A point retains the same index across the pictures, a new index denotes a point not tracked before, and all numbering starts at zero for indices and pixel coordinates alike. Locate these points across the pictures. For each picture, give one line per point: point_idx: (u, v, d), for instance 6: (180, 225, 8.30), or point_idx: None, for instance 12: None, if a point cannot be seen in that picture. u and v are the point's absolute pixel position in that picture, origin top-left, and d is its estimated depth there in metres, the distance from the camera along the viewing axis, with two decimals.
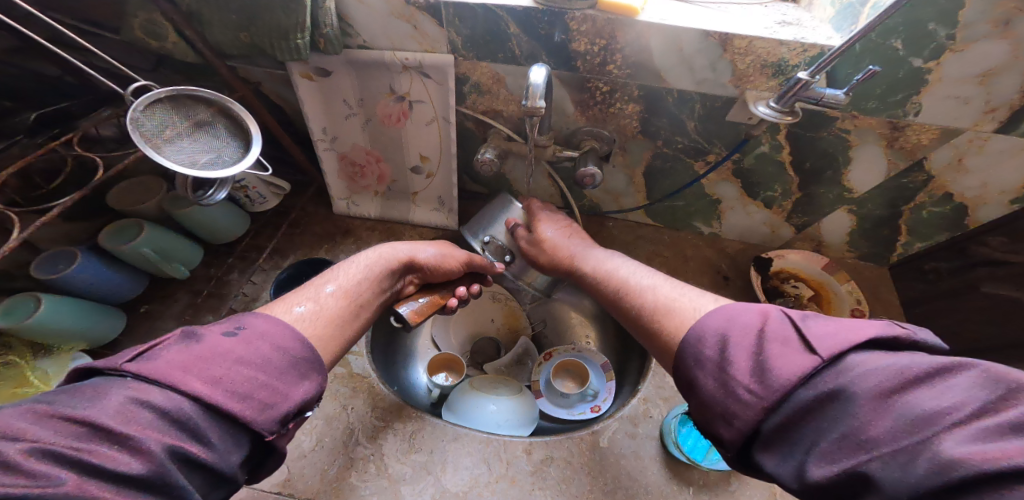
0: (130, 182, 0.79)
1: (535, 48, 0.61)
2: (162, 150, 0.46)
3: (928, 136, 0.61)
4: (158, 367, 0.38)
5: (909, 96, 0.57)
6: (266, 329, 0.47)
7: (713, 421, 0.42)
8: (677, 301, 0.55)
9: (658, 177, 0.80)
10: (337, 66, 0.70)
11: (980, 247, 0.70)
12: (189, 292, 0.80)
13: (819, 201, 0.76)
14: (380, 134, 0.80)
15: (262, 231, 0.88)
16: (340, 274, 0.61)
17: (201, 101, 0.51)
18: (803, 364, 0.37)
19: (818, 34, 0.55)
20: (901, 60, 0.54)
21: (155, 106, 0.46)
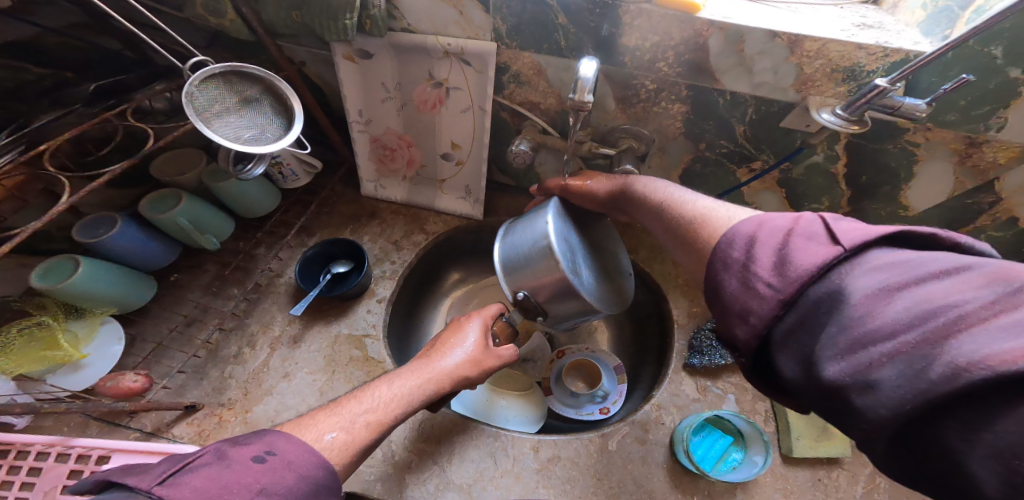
0: (173, 153, 0.80)
1: (582, 40, 0.59)
2: (212, 124, 0.46)
3: (1005, 155, 0.57)
4: (186, 491, 0.34)
5: (995, 109, 0.53)
6: (293, 453, 0.42)
7: (728, 323, 0.40)
8: (714, 212, 0.51)
9: (696, 181, 0.77)
10: (378, 49, 0.69)
11: None
12: (216, 264, 0.82)
13: (868, 218, 0.72)
14: (415, 119, 0.79)
15: (291, 208, 0.89)
16: (373, 397, 0.53)
17: (249, 77, 0.51)
18: (826, 254, 0.35)
19: (904, 39, 0.51)
20: (999, 69, 0.50)
21: (205, 81, 0.46)
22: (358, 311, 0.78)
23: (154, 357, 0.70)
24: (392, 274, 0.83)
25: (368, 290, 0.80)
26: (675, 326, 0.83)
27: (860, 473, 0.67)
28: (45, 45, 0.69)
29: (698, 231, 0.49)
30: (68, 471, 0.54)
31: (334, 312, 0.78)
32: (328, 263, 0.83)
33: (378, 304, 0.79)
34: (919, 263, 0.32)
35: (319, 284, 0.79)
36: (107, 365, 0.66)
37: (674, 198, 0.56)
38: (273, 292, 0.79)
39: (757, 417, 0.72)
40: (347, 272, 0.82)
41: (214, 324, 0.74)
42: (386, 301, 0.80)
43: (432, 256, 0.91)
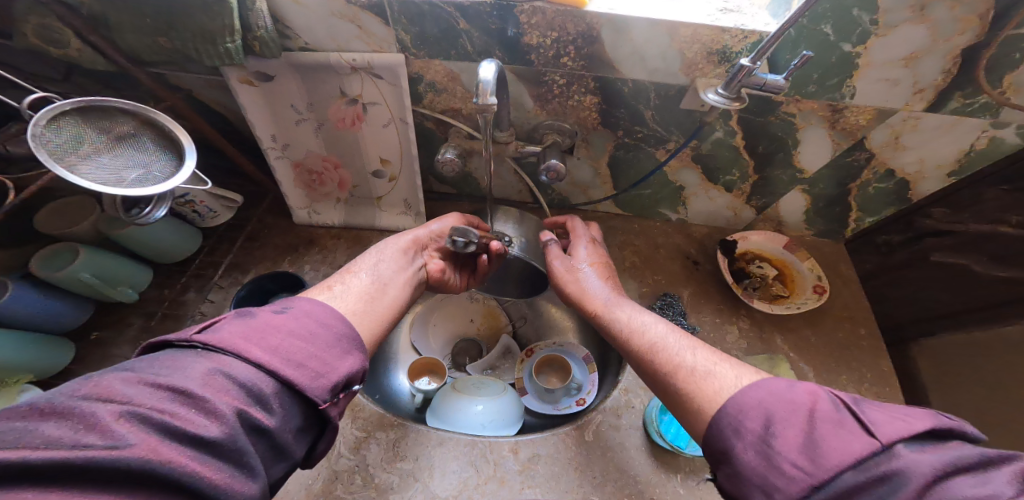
0: (63, 203, 0.73)
1: (487, 43, 0.60)
2: (77, 168, 0.42)
3: (864, 117, 0.64)
4: (223, 338, 0.38)
5: (842, 81, 0.59)
6: (309, 307, 0.46)
7: (746, 496, 0.36)
8: (716, 365, 0.46)
9: (622, 167, 0.80)
10: (279, 70, 0.66)
11: (924, 219, 0.78)
12: (141, 316, 0.75)
13: (774, 183, 0.78)
14: (336, 138, 0.77)
15: (217, 247, 0.84)
16: (362, 259, 0.61)
17: (122, 113, 0.48)
18: (860, 446, 0.33)
19: (757, 21, 0.56)
20: (834, 45, 0.56)
21: (56, 121, 0.42)
22: None
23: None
24: None
25: None
26: None
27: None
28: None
29: (691, 386, 0.45)
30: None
31: None
32: (268, 299, 0.78)
33: None
34: (949, 458, 0.31)
35: None
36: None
37: (665, 340, 0.52)
38: None
39: None
40: None
41: None
42: None
43: None
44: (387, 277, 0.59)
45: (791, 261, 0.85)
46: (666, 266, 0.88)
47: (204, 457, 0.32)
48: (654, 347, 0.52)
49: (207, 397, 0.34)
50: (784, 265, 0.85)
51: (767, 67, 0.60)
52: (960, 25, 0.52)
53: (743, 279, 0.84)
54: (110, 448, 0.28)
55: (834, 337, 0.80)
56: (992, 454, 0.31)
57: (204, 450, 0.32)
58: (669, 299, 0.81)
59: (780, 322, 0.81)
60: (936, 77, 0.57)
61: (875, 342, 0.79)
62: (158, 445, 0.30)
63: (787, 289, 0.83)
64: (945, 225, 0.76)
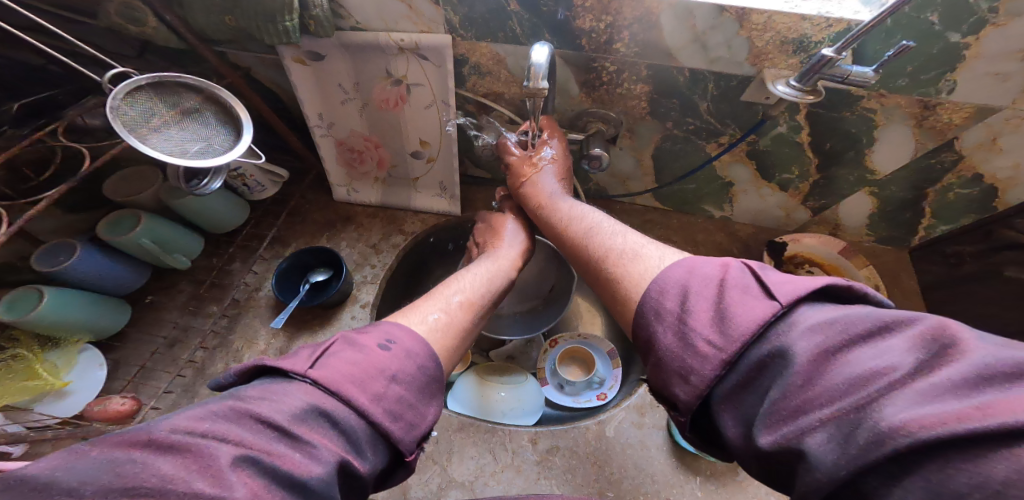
0: (128, 171, 0.77)
1: (537, 25, 0.58)
2: (148, 139, 0.44)
3: (960, 115, 0.57)
4: (331, 375, 0.37)
5: (943, 74, 0.53)
6: (410, 345, 0.44)
7: (668, 382, 0.37)
8: (643, 249, 0.49)
9: (668, 159, 0.77)
10: (329, 49, 0.66)
11: (1006, 231, 0.68)
12: (191, 283, 0.80)
13: (838, 184, 0.73)
14: (378, 118, 0.77)
15: (262, 220, 0.87)
16: (461, 282, 0.60)
17: (185, 88, 0.49)
18: (761, 313, 0.33)
19: (846, 8, 0.51)
20: (939, 35, 0.50)
21: (133, 94, 0.44)
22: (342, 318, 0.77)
23: (141, 378, 0.69)
24: (373, 278, 0.82)
25: (350, 297, 0.79)
26: None
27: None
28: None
29: (621, 266, 0.48)
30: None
31: (320, 320, 0.77)
32: (307, 274, 0.82)
33: (360, 309, 0.78)
34: (850, 321, 0.30)
35: (299, 294, 0.77)
36: (92, 390, 0.65)
37: (603, 230, 0.56)
38: (253, 306, 0.78)
39: None
40: (327, 279, 0.80)
41: (197, 342, 0.73)
42: (369, 305, 0.79)
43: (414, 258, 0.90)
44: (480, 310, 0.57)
45: (845, 266, 0.78)
46: None
47: None
48: (593, 236, 0.56)
49: (306, 440, 0.32)
50: (836, 270, 0.79)
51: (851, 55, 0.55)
52: None
53: None
54: (219, 499, 0.26)
55: None
56: (894, 315, 0.29)
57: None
58: None
59: None
60: None
61: None
62: (263, 496, 0.28)
63: None
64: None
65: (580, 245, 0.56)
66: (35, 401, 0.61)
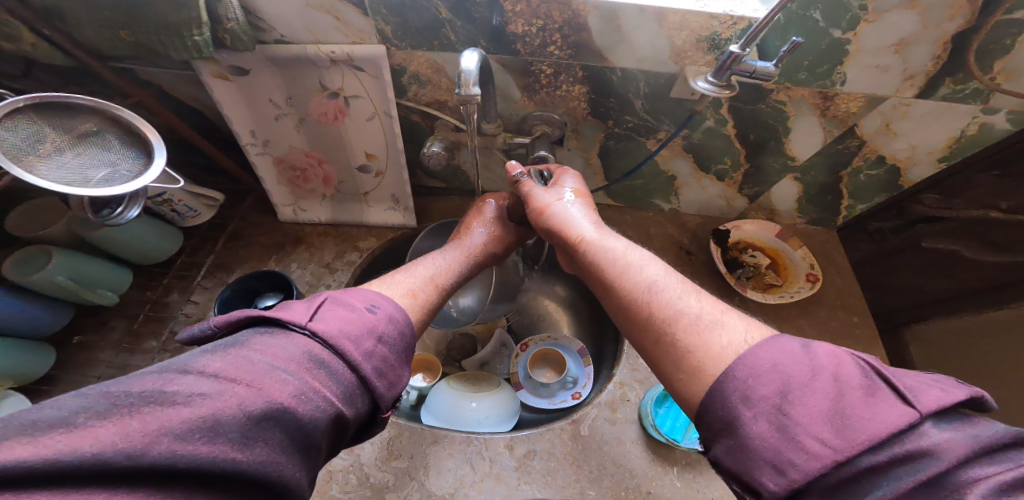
0: (36, 203, 0.71)
1: (470, 32, 0.58)
2: (36, 169, 0.41)
3: (856, 105, 0.63)
4: (330, 331, 0.37)
5: (834, 67, 0.58)
6: (394, 312, 0.44)
7: (751, 467, 0.31)
8: (723, 316, 0.40)
9: (613, 157, 0.79)
10: (254, 64, 0.64)
11: (916, 205, 0.78)
12: (125, 319, 0.74)
13: (766, 172, 0.78)
14: (319, 133, 0.75)
15: (201, 247, 0.82)
16: (426, 262, 0.59)
17: (81, 112, 0.46)
18: (890, 419, 0.28)
19: (747, 6, 0.54)
20: (823, 32, 0.55)
21: (10, 119, 0.40)
22: None
23: None
24: None
25: None
26: None
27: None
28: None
29: (695, 338, 0.38)
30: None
31: None
32: (256, 300, 0.77)
33: None
34: (975, 435, 0.27)
35: None
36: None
37: (658, 282, 0.46)
38: None
39: None
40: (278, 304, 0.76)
41: None
42: None
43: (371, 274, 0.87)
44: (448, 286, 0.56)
45: (785, 250, 0.85)
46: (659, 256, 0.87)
47: (291, 452, 0.31)
48: (649, 289, 0.45)
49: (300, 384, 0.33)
50: (778, 254, 0.85)
51: (756, 53, 0.59)
52: (949, 11, 0.51)
53: (736, 268, 0.84)
54: (221, 443, 0.27)
55: (827, 325, 0.80)
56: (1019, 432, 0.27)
57: (294, 442, 0.31)
58: None
59: (773, 311, 0.81)
60: (926, 64, 0.56)
61: (868, 330, 0.80)
62: (260, 437, 0.29)
63: (780, 278, 0.83)
64: (935, 211, 0.76)
65: (629, 300, 0.46)
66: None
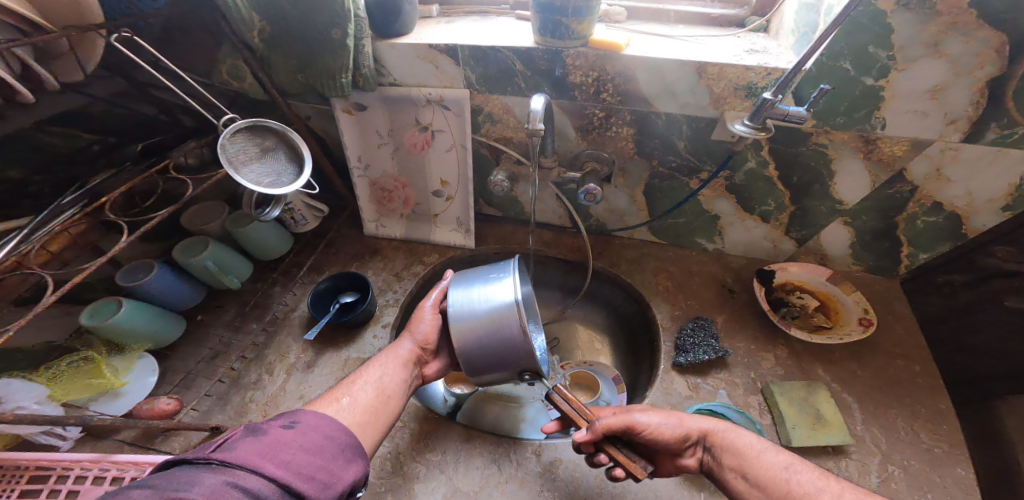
0: (202, 205, 0.90)
1: (538, 81, 0.71)
2: (240, 170, 0.56)
3: (900, 148, 0.67)
4: (240, 454, 0.43)
5: (871, 111, 0.64)
6: (315, 422, 0.51)
7: None
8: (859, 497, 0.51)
9: (657, 194, 0.87)
10: (371, 102, 0.82)
11: (989, 258, 0.73)
12: (237, 303, 0.90)
13: (812, 214, 0.81)
14: (407, 161, 0.90)
15: (303, 250, 0.98)
16: (365, 372, 0.63)
17: (268, 132, 0.63)
18: None
19: (781, 59, 0.63)
20: (856, 79, 0.61)
21: (232, 137, 0.57)
22: (365, 336, 0.86)
23: (184, 384, 0.78)
24: (395, 302, 0.91)
25: (375, 317, 0.88)
26: (660, 330, 0.85)
27: (867, 460, 0.67)
28: (92, 111, 0.75)
29: None
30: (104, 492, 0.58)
31: (343, 339, 0.86)
32: (337, 296, 0.91)
33: (383, 329, 0.87)
34: None
35: (329, 312, 0.86)
36: (140, 393, 0.74)
37: (792, 465, 0.55)
38: (288, 324, 0.88)
39: (751, 409, 0.73)
40: (354, 301, 0.89)
41: (236, 354, 0.82)
42: (390, 326, 0.87)
43: (429, 287, 0.99)
44: (389, 392, 0.62)
45: (836, 294, 0.85)
46: (700, 292, 0.90)
47: None
48: (786, 468, 0.54)
49: None
50: (827, 298, 0.85)
51: (792, 99, 0.66)
52: (977, 58, 0.56)
53: (780, 308, 0.85)
54: None
55: (881, 373, 0.77)
56: None
57: None
58: (701, 322, 0.83)
59: (820, 352, 0.80)
60: (965, 108, 0.60)
61: (931, 381, 0.76)
62: None
63: (829, 320, 0.83)
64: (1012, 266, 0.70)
65: (770, 483, 0.53)
66: (90, 401, 0.70)
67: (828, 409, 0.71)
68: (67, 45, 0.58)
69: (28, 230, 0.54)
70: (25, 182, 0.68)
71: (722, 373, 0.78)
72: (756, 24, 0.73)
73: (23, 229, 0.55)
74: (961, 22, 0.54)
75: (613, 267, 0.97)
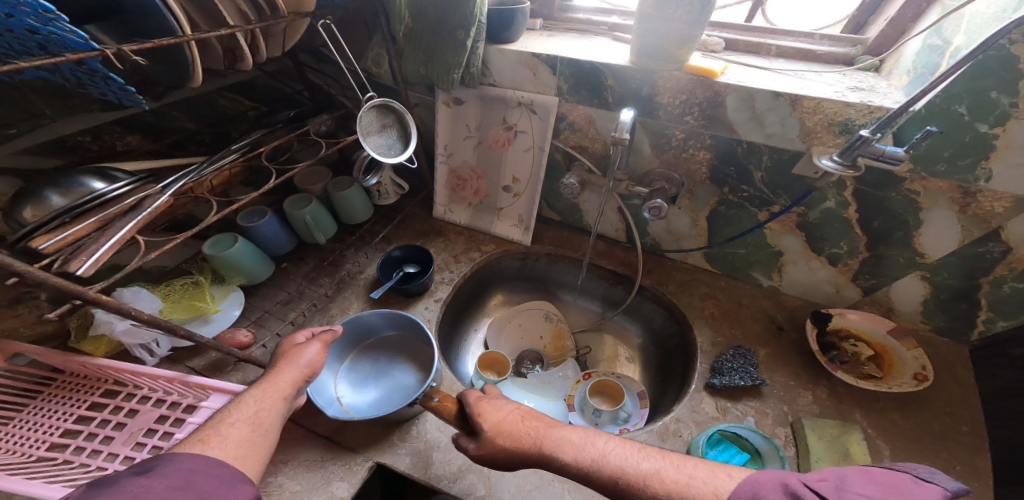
0: (313, 168, 1.02)
1: (625, 95, 0.76)
2: (369, 138, 0.67)
3: (1001, 205, 0.66)
4: None
5: (978, 160, 0.63)
6: (189, 465, 0.44)
7: None
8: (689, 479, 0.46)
9: (721, 221, 0.89)
10: (469, 97, 0.90)
11: None
12: (316, 258, 1.00)
13: (889, 263, 0.80)
14: (487, 155, 0.97)
15: (379, 221, 1.08)
16: (239, 405, 0.54)
17: (389, 111, 0.71)
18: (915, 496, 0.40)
19: (887, 98, 0.64)
20: (969, 124, 0.61)
21: (364, 112, 0.66)
22: (416, 307, 0.93)
23: (258, 321, 0.87)
24: (449, 281, 0.98)
25: (429, 292, 0.95)
26: (698, 353, 0.87)
27: None
28: (257, 84, 0.96)
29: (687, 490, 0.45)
30: (158, 415, 0.67)
31: (399, 305, 0.93)
32: (400, 267, 0.99)
33: (435, 303, 0.93)
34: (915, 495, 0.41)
35: (392, 279, 0.94)
36: (225, 324, 0.82)
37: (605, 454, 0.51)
38: (353, 284, 0.96)
39: (776, 439, 0.73)
40: (414, 274, 0.97)
41: (309, 303, 0.91)
42: (441, 302, 0.94)
43: (476, 275, 1.06)
44: (269, 421, 0.53)
45: (893, 347, 0.82)
46: (747, 324, 0.91)
47: None
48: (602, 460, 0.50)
49: None
50: (883, 349, 0.83)
51: (892, 137, 0.67)
52: None
53: (830, 351, 0.84)
54: None
55: (934, 437, 0.73)
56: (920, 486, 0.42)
57: None
58: (743, 350, 0.84)
59: (866, 400, 0.78)
60: None
61: (978, 443, 0.72)
62: None
63: (881, 371, 0.81)
64: None
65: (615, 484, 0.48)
66: (187, 322, 0.81)
67: (858, 450, 0.69)
68: (274, 31, 0.71)
69: (204, 166, 0.68)
70: (196, 132, 0.86)
71: (754, 401, 0.79)
72: (868, 62, 0.75)
73: (199, 165, 0.69)
74: None
75: (660, 286, 0.99)
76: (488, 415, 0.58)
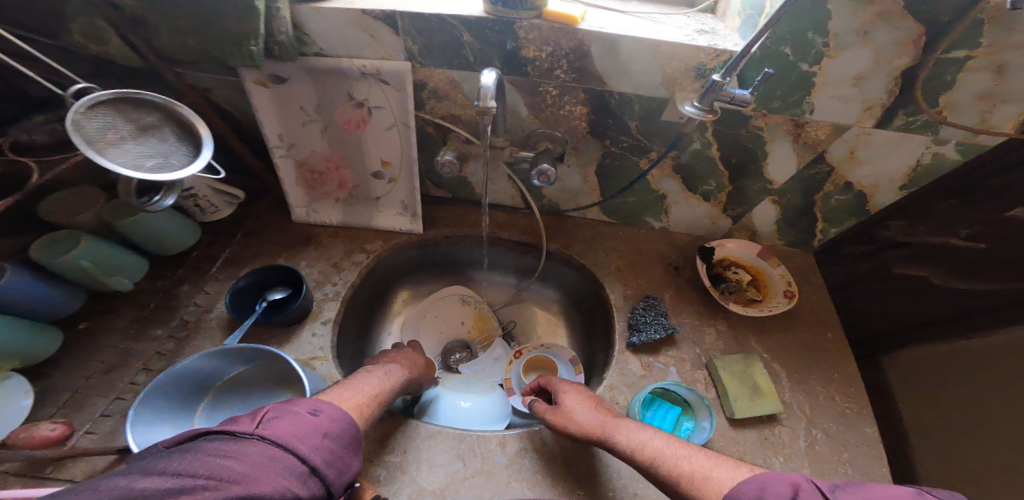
0: (67, 190, 0.73)
1: (489, 54, 0.66)
2: (107, 152, 0.49)
3: (824, 131, 0.72)
4: (259, 448, 0.42)
5: (803, 96, 0.67)
6: (334, 414, 0.51)
7: None
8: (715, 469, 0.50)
9: (609, 174, 0.87)
10: (292, 73, 0.72)
11: (884, 231, 0.86)
12: (134, 308, 0.77)
13: (746, 193, 0.86)
14: (341, 140, 0.81)
15: (216, 242, 0.87)
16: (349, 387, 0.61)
17: (147, 106, 0.55)
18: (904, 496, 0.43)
19: (728, 41, 0.64)
20: (793, 64, 0.64)
21: (94, 109, 0.49)
22: (302, 335, 0.78)
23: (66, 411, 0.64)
24: (336, 294, 0.83)
25: (313, 312, 0.81)
26: (615, 310, 0.87)
27: (795, 425, 0.75)
28: None
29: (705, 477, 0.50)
30: None
31: (275, 339, 0.77)
32: (264, 292, 0.81)
33: (323, 325, 0.80)
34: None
35: (255, 312, 0.77)
36: (16, 418, 0.59)
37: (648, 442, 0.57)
38: (205, 327, 0.77)
39: (698, 385, 0.78)
40: (285, 298, 0.81)
41: (140, 366, 0.71)
42: (331, 321, 0.80)
43: (367, 282, 0.92)
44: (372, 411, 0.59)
45: (766, 270, 0.91)
46: (650, 270, 0.93)
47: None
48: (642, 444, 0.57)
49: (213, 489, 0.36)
50: (758, 273, 0.91)
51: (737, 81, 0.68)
52: (898, 47, 0.59)
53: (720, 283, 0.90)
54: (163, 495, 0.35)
55: (804, 340, 0.86)
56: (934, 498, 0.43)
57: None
58: (652, 301, 0.86)
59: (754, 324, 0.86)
60: (881, 96, 0.65)
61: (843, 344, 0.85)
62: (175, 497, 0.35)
63: (760, 294, 0.89)
64: (902, 236, 0.84)
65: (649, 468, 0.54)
66: None
67: (763, 381, 0.77)
68: None
69: None
70: None
71: (672, 350, 0.82)
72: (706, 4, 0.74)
73: None
74: (888, 12, 0.57)
75: (567, 248, 0.96)
76: (574, 393, 0.68)
